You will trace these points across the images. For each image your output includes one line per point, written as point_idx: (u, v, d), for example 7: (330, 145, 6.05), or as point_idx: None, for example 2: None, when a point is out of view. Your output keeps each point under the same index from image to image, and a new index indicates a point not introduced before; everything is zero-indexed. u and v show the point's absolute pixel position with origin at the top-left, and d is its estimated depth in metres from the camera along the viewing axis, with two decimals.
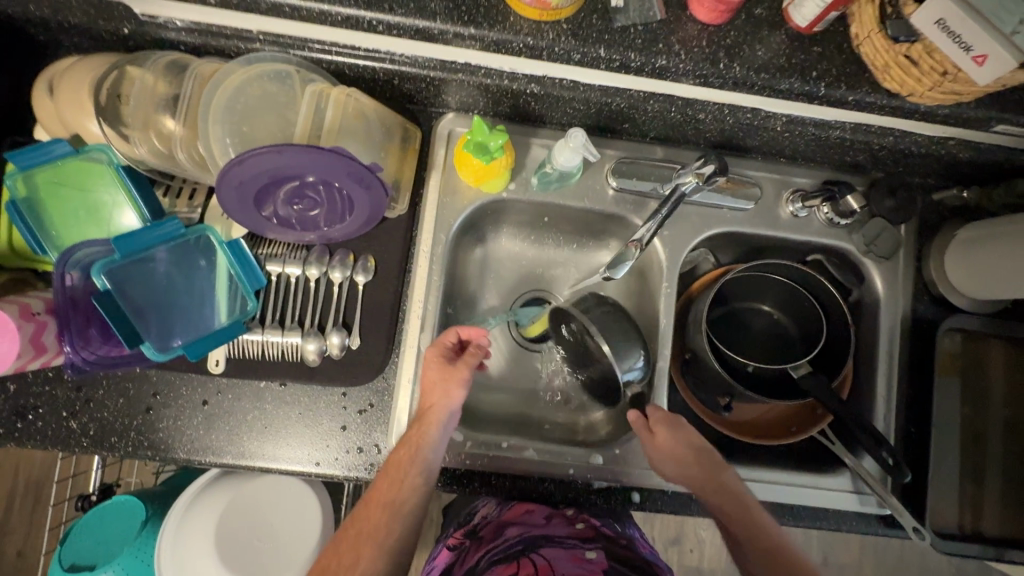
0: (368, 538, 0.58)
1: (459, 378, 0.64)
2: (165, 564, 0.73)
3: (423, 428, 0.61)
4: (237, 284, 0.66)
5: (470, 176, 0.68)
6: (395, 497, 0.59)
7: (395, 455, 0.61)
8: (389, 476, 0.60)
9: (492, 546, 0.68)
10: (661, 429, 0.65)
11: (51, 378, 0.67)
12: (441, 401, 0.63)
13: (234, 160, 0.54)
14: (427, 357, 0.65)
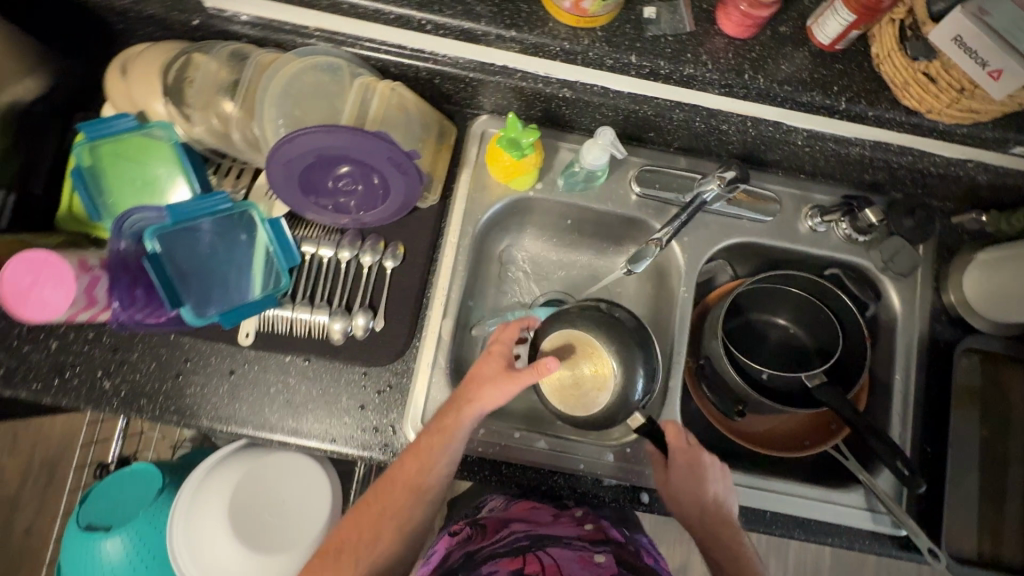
0: (391, 517, 0.61)
1: (508, 386, 0.62)
2: (177, 530, 0.74)
3: (457, 416, 0.62)
4: (273, 260, 0.70)
5: (500, 172, 0.71)
6: (424, 482, 0.61)
7: (427, 440, 0.62)
8: (417, 457, 0.61)
9: (497, 538, 0.72)
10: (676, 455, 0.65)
11: (91, 338, 0.70)
12: (482, 399, 0.61)
13: (286, 136, 0.59)
14: (487, 356, 0.64)
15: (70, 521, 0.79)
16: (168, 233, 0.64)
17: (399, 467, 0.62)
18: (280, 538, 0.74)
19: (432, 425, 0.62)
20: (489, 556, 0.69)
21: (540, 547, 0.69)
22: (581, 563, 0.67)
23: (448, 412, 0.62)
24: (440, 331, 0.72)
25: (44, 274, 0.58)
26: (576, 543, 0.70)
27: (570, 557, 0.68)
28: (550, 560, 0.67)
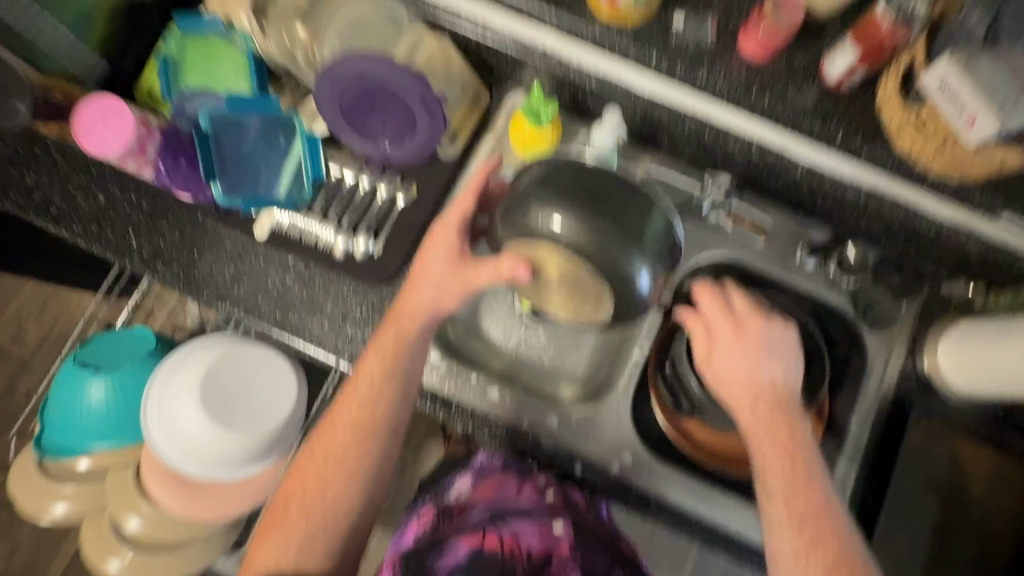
0: (341, 451, 0.67)
1: (455, 288, 0.68)
2: (155, 387, 0.80)
3: (402, 326, 0.69)
4: (302, 170, 0.78)
5: (519, 141, 0.78)
6: (370, 413, 0.68)
7: (367, 370, 0.68)
8: (360, 388, 0.68)
9: (460, 521, 0.74)
10: (719, 321, 0.66)
11: (132, 202, 0.80)
12: (432, 299, 0.68)
13: (340, 58, 0.71)
14: (428, 254, 0.70)
15: (62, 363, 0.86)
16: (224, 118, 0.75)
17: (341, 404, 0.69)
18: (244, 417, 0.79)
19: (369, 355, 0.69)
20: (449, 535, 0.72)
21: (500, 523, 0.73)
22: (539, 536, 0.73)
23: (385, 337, 0.69)
24: None
25: (114, 115, 0.70)
26: (535, 514, 0.75)
27: (529, 529, 0.73)
28: (508, 533, 0.72)
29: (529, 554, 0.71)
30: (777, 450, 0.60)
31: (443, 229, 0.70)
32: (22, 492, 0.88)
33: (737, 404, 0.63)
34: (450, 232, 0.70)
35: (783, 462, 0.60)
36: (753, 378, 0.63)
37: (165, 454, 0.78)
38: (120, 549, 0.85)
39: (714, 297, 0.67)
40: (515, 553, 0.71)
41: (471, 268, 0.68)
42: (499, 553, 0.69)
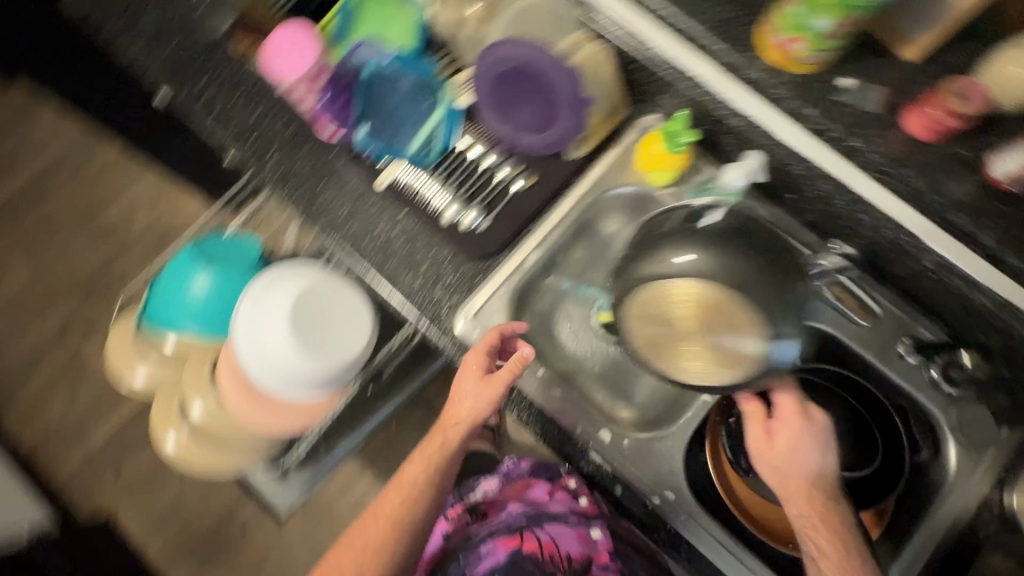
0: (379, 532, 0.76)
1: (488, 396, 0.73)
2: (250, 291, 0.86)
3: (447, 437, 0.76)
4: (437, 134, 0.83)
5: (646, 158, 0.80)
6: (413, 502, 0.76)
7: (409, 474, 0.77)
8: (399, 489, 0.77)
9: (497, 523, 0.86)
10: (785, 412, 0.69)
11: (281, 125, 0.87)
12: (468, 411, 0.74)
13: (512, 40, 0.75)
14: (463, 374, 0.75)
15: (180, 248, 0.94)
16: (386, 70, 0.81)
17: (378, 509, 0.77)
18: (322, 346, 0.84)
19: (413, 463, 0.77)
20: (486, 536, 0.83)
21: (538, 526, 0.83)
22: (576, 541, 0.82)
23: (428, 446, 0.77)
24: (526, 259, 0.82)
25: (301, 42, 0.80)
26: (572, 519, 0.84)
27: (567, 533, 0.82)
28: (546, 536, 0.82)
29: (568, 557, 0.80)
30: (825, 535, 0.63)
31: (473, 354, 0.74)
32: (116, 352, 0.97)
33: (787, 492, 0.65)
34: (479, 355, 0.74)
35: (832, 548, 0.63)
36: (797, 464, 0.66)
37: (243, 353, 0.85)
38: (182, 427, 0.92)
39: (795, 395, 0.69)
40: (553, 555, 0.80)
41: (495, 375, 0.73)
42: (538, 554, 0.80)
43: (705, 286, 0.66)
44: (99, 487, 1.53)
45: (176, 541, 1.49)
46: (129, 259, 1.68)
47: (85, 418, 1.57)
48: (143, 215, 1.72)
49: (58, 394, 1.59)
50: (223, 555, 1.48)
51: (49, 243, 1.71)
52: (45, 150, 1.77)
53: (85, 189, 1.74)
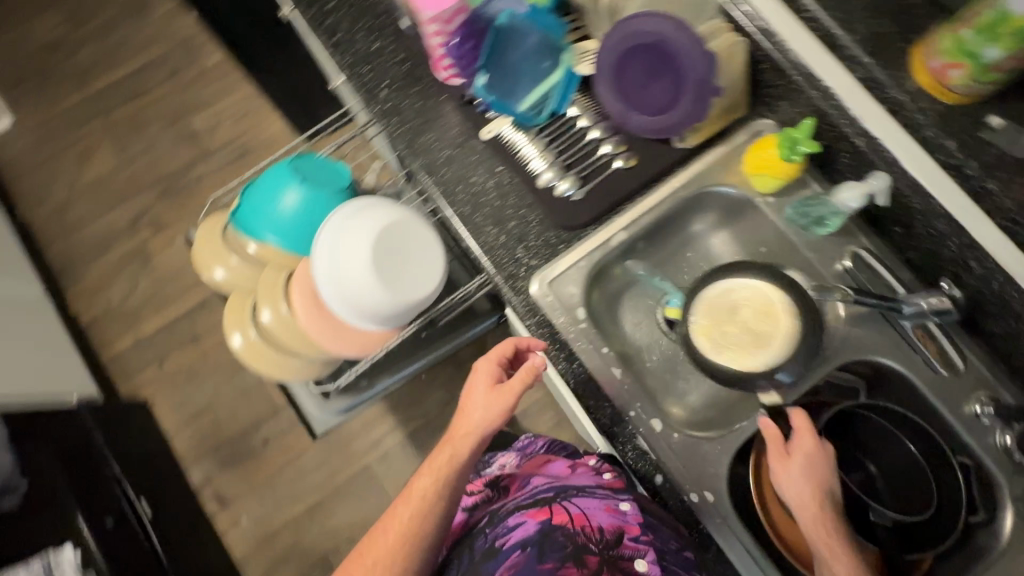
0: (396, 541, 0.79)
1: (500, 409, 0.78)
2: (336, 215, 0.89)
3: (456, 448, 0.80)
4: (550, 98, 0.82)
5: (756, 161, 0.78)
6: (422, 515, 0.79)
7: (418, 488, 0.80)
8: (410, 503, 0.80)
9: (521, 497, 0.84)
10: (799, 433, 0.70)
11: (397, 61, 0.89)
12: (479, 426, 0.78)
13: (656, 13, 0.73)
14: (477, 388, 0.79)
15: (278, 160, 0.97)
16: (517, 23, 0.80)
17: (390, 523, 0.80)
18: (398, 279, 0.86)
19: (421, 475, 0.81)
20: (513, 509, 0.82)
21: (565, 499, 0.81)
22: (607, 512, 0.78)
23: (436, 459, 0.80)
24: (611, 238, 0.82)
25: None
26: (599, 493, 0.82)
27: (597, 506, 0.80)
28: (576, 509, 0.79)
29: (599, 529, 0.76)
30: (830, 546, 0.65)
31: (485, 361, 0.80)
32: (197, 249, 1.00)
33: (800, 508, 0.67)
34: (492, 362, 0.80)
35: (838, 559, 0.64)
36: (808, 481, 0.68)
37: (317, 270, 0.88)
38: (249, 328, 0.94)
39: (806, 415, 0.71)
40: (584, 526, 0.77)
41: (507, 383, 0.78)
42: (568, 526, 0.77)
43: (761, 291, 0.75)
44: (142, 373, 1.61)
45: (201, 439, 1.57)
46: (208, 166, 1.75)
47: (141, 307, 1.65)
48: (228, 128, 1.78)
49: (121, 279, 1.68)
50: (241, 462, 1.55)
51: (137, 136, 1.78)
52: (151, 48, 1.85)
53: (180, 92, 1.81)
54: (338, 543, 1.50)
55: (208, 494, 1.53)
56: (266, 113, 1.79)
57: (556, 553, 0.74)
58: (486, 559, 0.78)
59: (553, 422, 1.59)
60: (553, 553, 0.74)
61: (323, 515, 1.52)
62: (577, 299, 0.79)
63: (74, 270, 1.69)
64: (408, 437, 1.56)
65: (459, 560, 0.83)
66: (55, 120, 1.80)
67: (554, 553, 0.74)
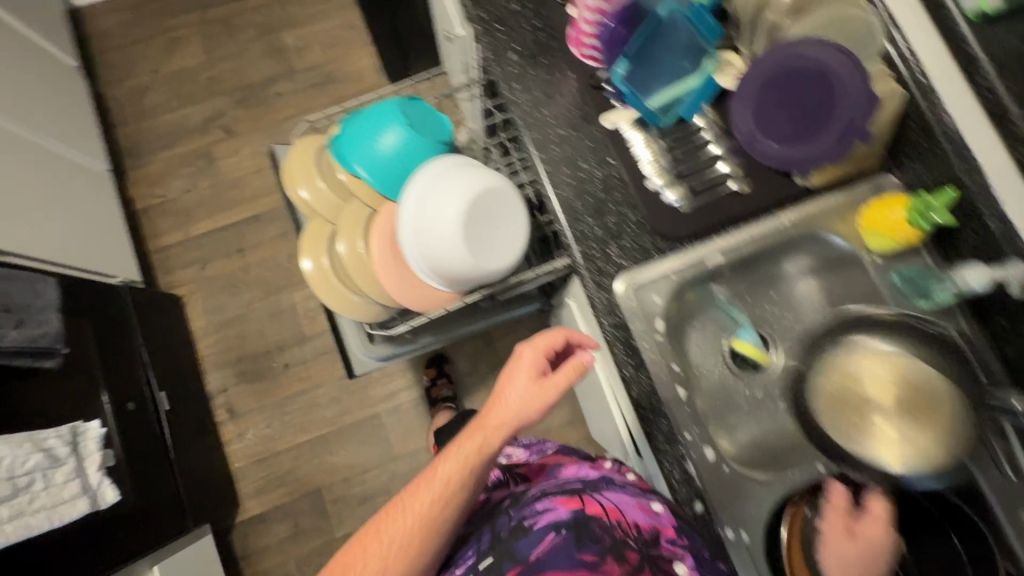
0: (422, 516, 0.80)
1: (538, 403, 0.80)
2: (434, 165, 0.88)
3: (488, 438, 0.81)
4: (680, 103, 0.80)
5: (876, 217, 0.76)
6: (449, 495, 0.80)
7: (443, 474, 0.80)
8: (434, 484, 0.81)
9: (548, 484, 0.83)
10: (871, 518, 0.68)
11: (534, 28, 0.87)
12: (514, 417, 0.80)
13: (822, 42, 0.69)
14: (518, 380, 0.82)
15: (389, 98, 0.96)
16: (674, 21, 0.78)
17: (410, 502, 0.81)
18: (487, 247, 0.86)
19: (449, 459, 0.81)
20: (541, 494, 0.80)
21: (597, 492, 0.80)
22: (641, 511, 0.77)
23: (466, 445, 0.81)
24: (706, 259, 0.80)
25: None
26: (631, 491, 0.81)
27: (630, 502, 0.78)
28: (609, 503, 0.78)
29: (636, 526, 0.75)
30: None
31: (531, 353, 0.82)
32: (284, 165, 0.98)
33: None
34: (537, 355, 0.83)
35: None
36: (867, 565, 0.66)
37: (405, 214, 0.87)
38: (323, 257, 0.94)
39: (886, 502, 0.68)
40: (620, 520, 0.76)
41: (550, 378, 0.81)
42: (603, 518, 0.75)
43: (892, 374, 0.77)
44: (183, 271, 1.63)
45: (226, 349, 1.59)
46: (290, 84, 1.74)
47: (196, 206, 1.66)
48: (318, 51, 1.77)
49: (183, 175, 1.68)
50: (259, 380, 1.57)
51: (229, 38, 1.77)
52: None
53: (280, 4, 1.80)
54: (333, 481, 1.52)
55: (221, 402, 1.56)
56: (359, 47, 1.78)
57: (594, 545, 0.72)
58: (517, 537, 0.75)
59: (567, 419, 1.58)
60: (591, 543, 0.72)
61: (325, 451, 1.53)
62: (658, 310, 0.78)
63: (140, 155, 1.69)
64: (423, 397, 1.57)
65: (479, 537, 0.81)
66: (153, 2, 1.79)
67: (592, 543, 0.73)
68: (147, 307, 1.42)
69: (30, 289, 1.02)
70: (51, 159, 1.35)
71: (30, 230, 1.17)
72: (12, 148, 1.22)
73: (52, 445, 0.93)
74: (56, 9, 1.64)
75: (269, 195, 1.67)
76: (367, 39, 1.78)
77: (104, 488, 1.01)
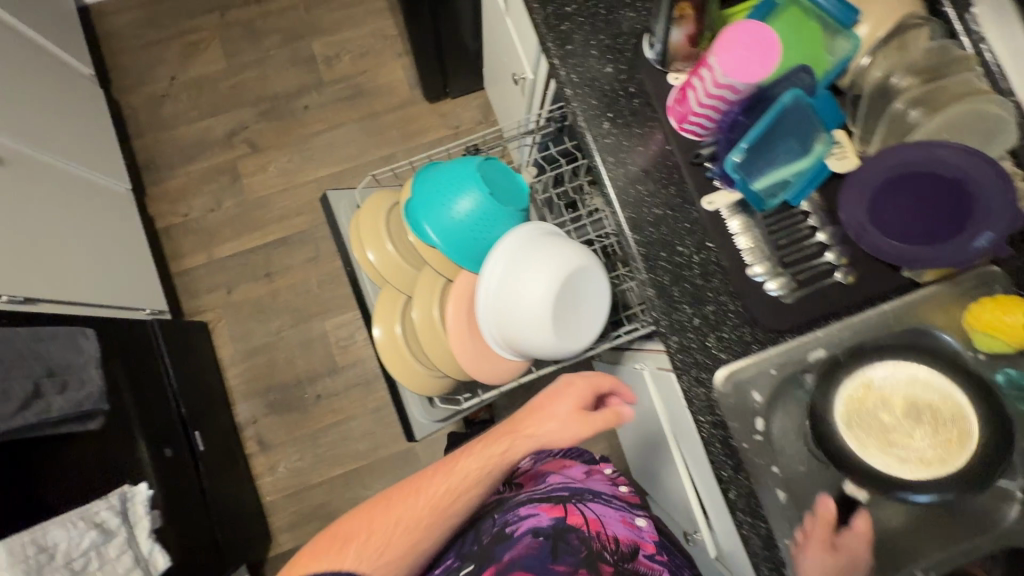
0: (431, 505, 0.77)
1: (573, 426, 0.81)
2: (521, 234, 0.83)
3: (513, 447, 0.82)
4: (787, 187, 0.75)
5: (990, 316, 0.72)
6: (465, 488, 0.79)
7: (464, 467, 0.80)
8: (451, 476, 0.79)
9: (535, 489, 0.88)
10: (855, 535, 0.70)
11: (631, 95, 0.80)
12: (546, 434, 0.82)
13: (971, 150, 0.65)
14: (562, 389, 0.83)
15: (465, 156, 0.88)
16: (805, 108, 0.71)
17: (425, 488, 0.78)
18: (569, 325, 0.82)
19: (473, 455, 0.81)
20: (526, 501, 0.86)
21: (580, 502, 0.86)
22: (622, 524, 0.85)
23: (491, 448, 0.82)
24: (807, 352, 0.75)
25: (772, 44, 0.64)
26: (614, 502, 0.88)
27: (614, 516, 0.86)
28: (592, 515, 0.85)
29: (615, 538, 0.83)
30: None
31: (581, 386, 0.83)
32: (352, 222, 0.94)
33: None
34: (586, 388, 0.83)
35: None
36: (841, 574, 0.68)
37: (486, 281, 0.83)
38: (394, 325, 0.90)
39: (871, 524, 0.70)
40: (599, 532, 0.83)
41: (591, 414, 0.82)
42: (585, 530, 0.82)
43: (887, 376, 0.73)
44: (208, 296, 1.56)
45: (255, 379, 1.53)
46: (318, 97, 1.64)
47: (220, 227, 1.58)
48: (348, 61, 1.67)
49: (205, 193, 1.60)
50: (290, 412, 1.53)
51: (252, 45, 1.66)
52: None
53: (307, 9, 1.69)
54: None
55: (251, 434, 1.51)
56: (391, 57, 1.68)
57: (570, 557, 0.79)
58: (496, 543, 0.82)
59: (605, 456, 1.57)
60: (568, 557, 0.79)
61: (359, 485, 1.50)
62: (757, 408, 0.74)
63: (159, 169, 1.60)
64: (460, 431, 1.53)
65: (462, 538, 0.86)
66: (169, 3, 1.67)
67: (568, 557, 0.79)
68: (178, 340, 1.36)
69: (72, 347, 0.95)
70: (74, 184, 1.26)
71: (59, 270, 1.09)
72: (36, 178, 1.13)
73: (104, 519, 0.90)
74: (68, 10, 1.52)
75: (297, 216, 1.60)
76: (400, 50, 1.68)
77: (155, 553, 0.96)
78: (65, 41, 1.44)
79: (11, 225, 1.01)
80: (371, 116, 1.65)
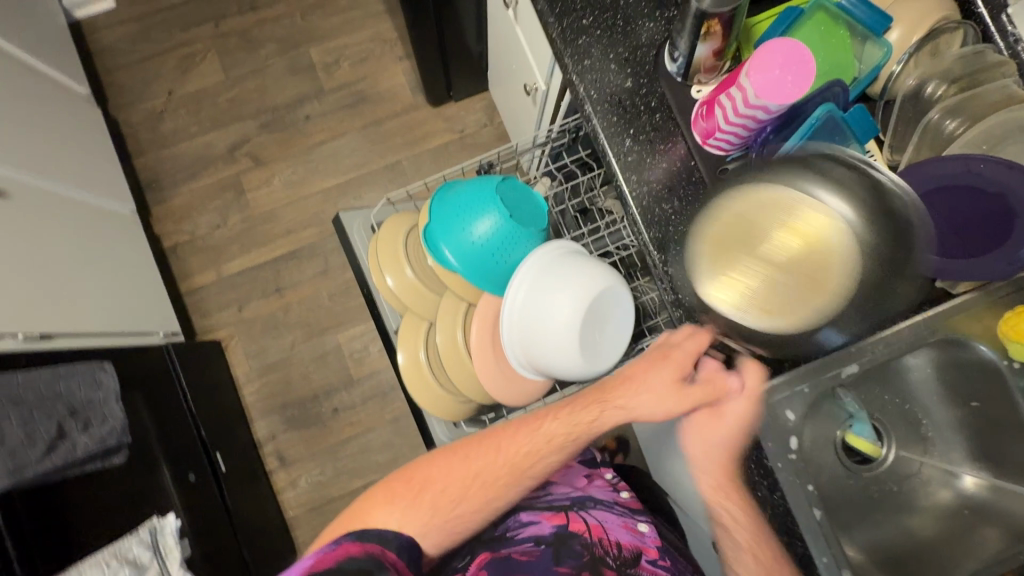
0: (509, 463, 0.78)
1: (672, 395, 0.77)
2: (546, 252, 0.82)
3: (603, 416, 0.80)
4: None
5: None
6: (546, 449, 0.79)
7: (548, 429, 0.79)
8: (533, 438, 0.79)
9: (538, 497, 0.89)
10: (742, 393, 0.76)
11: (652, 110, 0.78)
12: (642, 406, 0.78)
13: (1014, 165, 0.63)
14: (663, 356, 0.79)
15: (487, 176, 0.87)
16: (836, 122, 0.67)
17: (508, 444, 0.79)
18: (595, 347, 0.80)
19: (557, 420, 0.80)
20: (529, 508, 0.86)
21: (582, 510, 0.86)
22: (624, 530, 0.85)
23: (581, 415, 0.80)
24: (842, 368, 0.73)
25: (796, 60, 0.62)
26: (615, 509, 0.88)
27: (616, 521, 0.86)
28: (594, 521, 0.85)
29: (618, 544, 0.82)
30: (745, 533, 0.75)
31: (680, 354, 0.78)
32: (369, 247, 0.92)
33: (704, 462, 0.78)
34: (686, 359, 0.77)
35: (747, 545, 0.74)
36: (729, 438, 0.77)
37: (511, 301, 0.82)
38: (416, 350, 0.89)
39: (759, 377, 0.75)
40: (602, 538, 0.83)
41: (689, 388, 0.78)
42: (585, 535, 0.82)
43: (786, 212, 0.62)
44: (220, 314, 1.55)
45: (272, 395, 1.53)
46: (320, 105, 1.61)
47: (229, 243, 1.57)
48: (349, 67, 1.63)
49: (211, 209, 1.57)
50: (308, 427, 1.53)
51: (249, 54, 1.63)
52: None
53: (303, 14, 1.65)
54: None
55: (270, 450, 1.52)
56: (392, 61, 1.64)
57: (573, 559, 0.79)
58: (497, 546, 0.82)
59: None
60: (569, 559, 0.79)
61: None
62: (791, 428, 0.73)
63: (162, 187, 1.58)
64: None
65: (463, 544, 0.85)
66: (162, 14, 1.63)
67: (571, 560, 0.78)
68: (194, 361, 1.35)
69: (92, 382, 0.95)
70: (80, 209, 1.24)
71: (73, 301, 1.08)
72: (45, 207, 1.12)
73: (136, 554, 0.89)
74: (60, 29, 1.49)
75: (305, 228, 1.58)
76: (400, 53, 1.65)
77: None
78: (59, 61, 1.40)
79: (23, 259, 1.00)
80: (374, 123, 1.62)
